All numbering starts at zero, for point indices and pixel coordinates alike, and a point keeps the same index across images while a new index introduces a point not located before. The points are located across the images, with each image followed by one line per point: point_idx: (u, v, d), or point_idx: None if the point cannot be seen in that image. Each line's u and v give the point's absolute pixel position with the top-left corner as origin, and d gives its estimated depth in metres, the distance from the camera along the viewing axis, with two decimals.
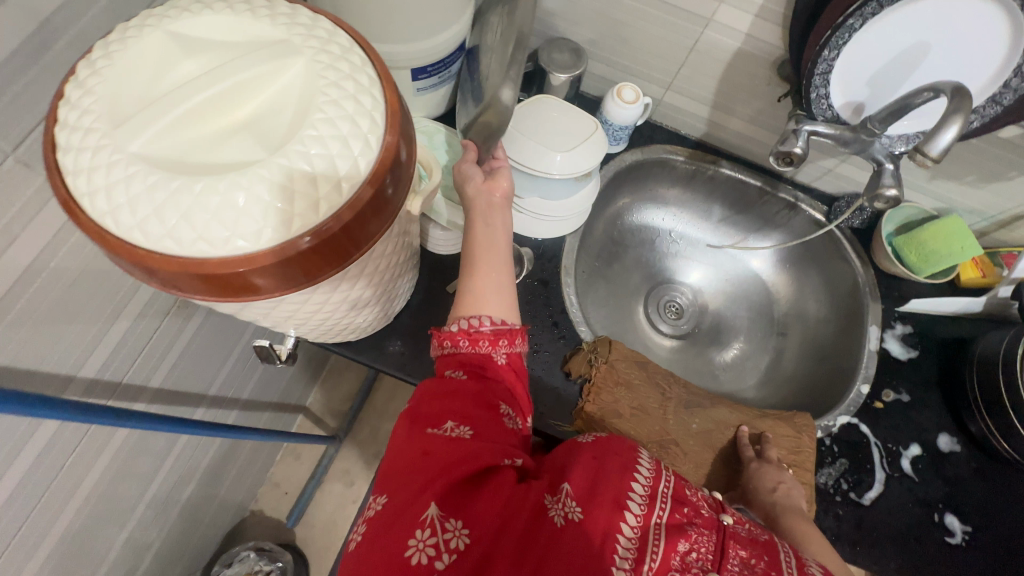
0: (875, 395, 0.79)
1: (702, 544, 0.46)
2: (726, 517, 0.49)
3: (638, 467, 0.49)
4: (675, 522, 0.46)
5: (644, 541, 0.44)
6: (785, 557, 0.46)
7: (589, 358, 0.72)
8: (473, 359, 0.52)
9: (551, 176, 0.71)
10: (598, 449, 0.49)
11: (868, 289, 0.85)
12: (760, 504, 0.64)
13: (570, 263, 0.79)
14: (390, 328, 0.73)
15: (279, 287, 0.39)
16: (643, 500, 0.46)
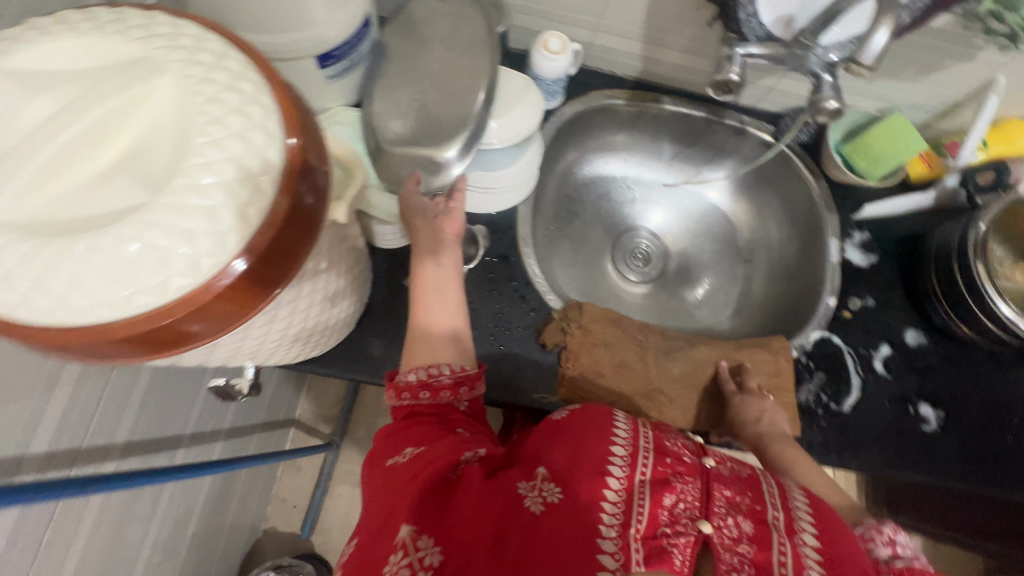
0: (844, 306, 0.80)
1: (687, 491, 0.46)
2: (708, 461, 0.50)
3: (617, 429, 0.49)
4: (660, 473, 0.46)
5: (630, 500, 0.44)
6: (766, 490, 0.47)
7: (563, 325, 0.71)
8: (429, 411, 0.54)
9: (490, 146, 0.68)
10: (575, 423, 0.50)
11: (824, 202, 0.85)
12: (748, 435, 0.66)
13: (527, 232, 0.77)
14: (353, 335, 0.71)
15: (216, 330, 0.36)
16: (625, 458, 0.47)
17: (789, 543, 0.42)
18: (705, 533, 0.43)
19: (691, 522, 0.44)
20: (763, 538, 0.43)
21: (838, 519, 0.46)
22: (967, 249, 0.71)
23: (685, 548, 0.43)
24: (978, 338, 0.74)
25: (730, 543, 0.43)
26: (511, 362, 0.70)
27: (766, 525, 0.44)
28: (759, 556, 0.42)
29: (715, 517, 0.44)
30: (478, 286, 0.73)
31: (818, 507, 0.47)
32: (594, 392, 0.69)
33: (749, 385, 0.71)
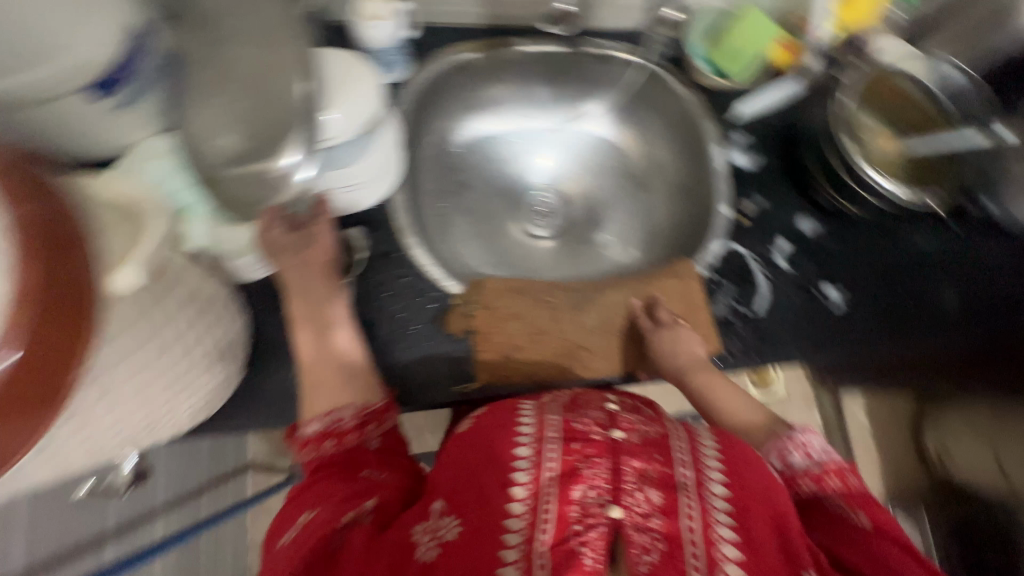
0: (738, 212, 0.81)
1: (597, 474, 0.48)
2: (617, 432, 0.51)
3: (521, 430, 0.52)
4: (567, 463, 0.49)
5: (538, 502, 0.47)
6: (676, 451, 0.50)
7: (466, 310, 0.68)
8: (336, 459, 0.54)
9: (339, 141, 0.61)
10: (483, 435, 0.53)
11: (698, 112, 0.84)
12: (669, 364, 0.69)
13: (406, 221, 0.72)
14: (245, 384, 0.64)
15: (21, 445, 0.31)
16: (530, 455, 0.50)
17: (696, 502, 0.47)
18: (616, 517, 0.46)
19: (602, 510, 0.47)
20: (671, 506, 0.47)
21: (742, 445, 0.53)
22: (831, 128, 0.74)
23: (596, 538, 0.46)
24: (863, 212, 0.76)
25: (642, 520, 0.46)
26: (423, 361, 0.67)
27: (673, 490, 0.48)
28: (667, 525, 0.46)
29: (625, 496, 0.47)
30: (367, 294, 0.68)
31: (728, 449, 0.52)
32: (515, 368, 0.67)
33: (663, 317, 0.71)
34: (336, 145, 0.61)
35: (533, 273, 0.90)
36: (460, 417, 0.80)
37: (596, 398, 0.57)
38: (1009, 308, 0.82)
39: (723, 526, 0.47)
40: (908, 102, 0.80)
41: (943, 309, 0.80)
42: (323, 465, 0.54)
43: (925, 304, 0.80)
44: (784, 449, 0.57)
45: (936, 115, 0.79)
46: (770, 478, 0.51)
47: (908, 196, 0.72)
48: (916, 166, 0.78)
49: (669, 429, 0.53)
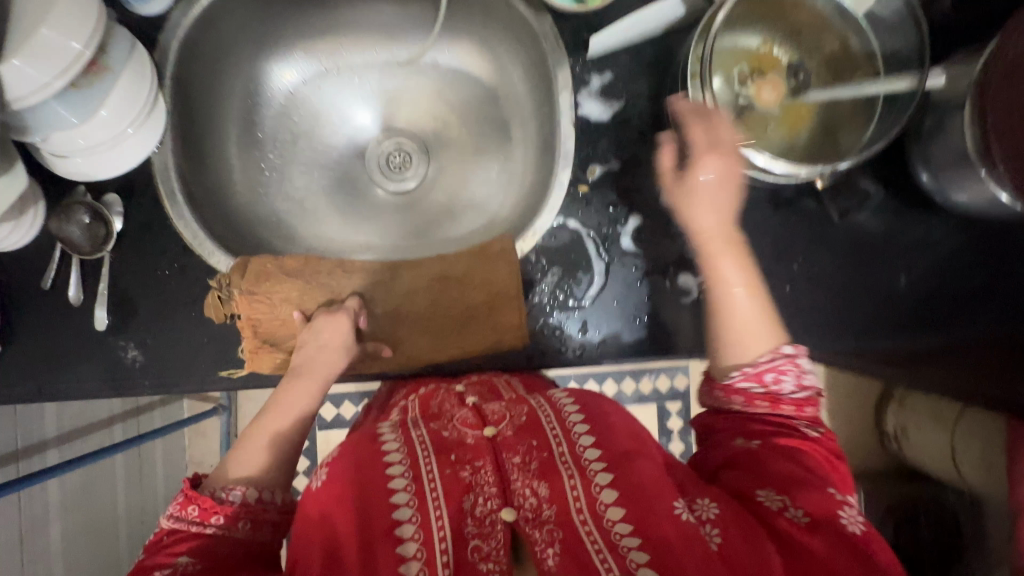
0: (582, 179, 0.66)
1: (483, 480, 0.49)
2: (489, 431, 0.54)
3: (393, 449, 0.51)
4: (450, 476, 0.49)
5: (430, 521, 0.46)
6: (548, 427, 0.53)
7: (223, 295, 0.62)
8: (245, 536, 0.48)
9: (57, 86, 0.53)
10: (353, 472, 0.49)
11: (549, 44, 0.66)
12: (700, 222, 0.54)
13: (171, 185, 0.64)
14: (3, 359, 0.62)
15: None
16: (411, 481, 0.49)
17: (577, 476, 0.49)
18: (509, 518, 0.47)
19: (495, 517, 0.48)
20: (559, 492, 0.48)
21: (595, 395, 0.58)
22: (688, 71, 0.56)
23: (496, 545, 0.46)
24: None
25: (534, 514, 0.48)
26: (184, 343, 0.63)
27: (555, 473, 0.49)
28: (559, 514, 0.47)
29: (514, 496, 0.49)
30: (127, 268, 0.63)
31: (584, 405, 0.56)
32: (281, 358, 0.62)
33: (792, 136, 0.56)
34: (56, 92, 0.53)
35: (379, 231, 0.81)
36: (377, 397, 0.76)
37: (449, 398, 0.59)
38: (957, 300, 0.66)
39: (606, 491, 0.48)
40: (824, 32, 0.58)
41: (889, 292, 0.67)
42: (226, 544, 0.47)
43: (870, 287, 0.67)
44: (782, 368, 0.53)
45: (858, 52, 0.57)
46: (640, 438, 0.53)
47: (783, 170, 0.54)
48: (822, 124, 0.58)
49: (533, 406, 0.57)
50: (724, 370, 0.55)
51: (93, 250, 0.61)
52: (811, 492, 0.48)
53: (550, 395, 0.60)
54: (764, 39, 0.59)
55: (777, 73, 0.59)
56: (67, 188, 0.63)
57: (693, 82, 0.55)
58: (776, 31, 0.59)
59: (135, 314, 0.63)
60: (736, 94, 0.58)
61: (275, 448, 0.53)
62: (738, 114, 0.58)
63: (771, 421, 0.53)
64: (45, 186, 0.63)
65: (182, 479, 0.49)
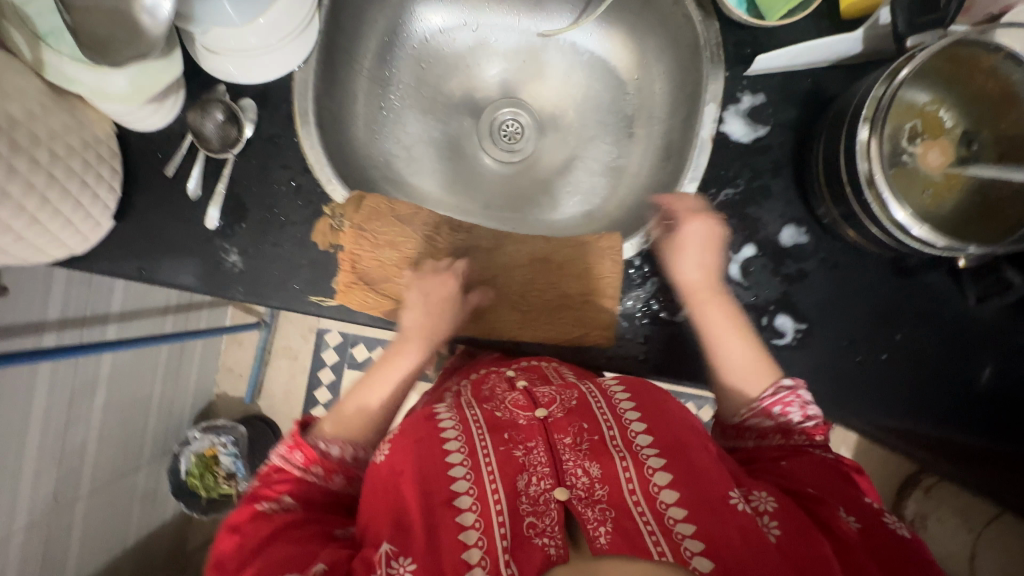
0: (704, 196, 0.64)
1: (536, 460, 0.50)
2: (542, 413, 0.55)
3: (448, 425, 0.53)
4: (505, 452, 0.50)
5: (487, 495, 0.47)
6: (596, 409, 0.55)
7: (333, 223, 0.63)
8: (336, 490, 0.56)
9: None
10: (413, 444, 0.51)
11: (709, 52, 0.64)
12: (686, 274, 0.61)
13: (304, 105, 0.64)
14: (115, 233, 0.64)
15: None
16: (467, 457, 0.50)
17: (629, 458, 0.50)
18: (563, 497, 0.48)
19: (548, 495, 0.48)
20: (611, 473, 0.49)
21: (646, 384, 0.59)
22: (863, 111, 0.53)
23: (550, 521, 0.46)
24: (863, 241, 0.59)
25: (586, 494, 0.48)
26: (282, 260, 0.64)
27: (606, 455, 0.50)
28: (611, 495, 0.48)
29: (567, 476, 0.50)
30: (246, 174, 0.64)
31: (634, 391, 0.58)
32: (371, 298, 0.63)
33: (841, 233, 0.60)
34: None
35: (474, 194, 0.81)
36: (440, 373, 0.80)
37: (500, 382, 0.60)
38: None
39: (657, 474, 0.48)
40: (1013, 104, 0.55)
41: (962, 386, 0.64)
42: (324, 492, 0.56)
43: (957, 377, 0.64)
44: (785, 400, 0.57)
45: None
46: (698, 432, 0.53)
47: (927, 237, 0.52)
48: (980, 201, 0.55)
49: (582, 390, 0.58)
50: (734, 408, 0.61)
51: (221, 149, 0.63)
52: (836, 493, 0.52)
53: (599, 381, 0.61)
54: (931, 98, 0.57)
55: (945, 138, 0.56)
56: (206, 81, 0.64)
57: (865, 125, 0.53)
58: (958, 92, 0.56)
59: (243, 221, 0.64)
60: (901, 148, 0.55)
61: (363, 419, 0.60)
62: (896, 167, 0.55)
63: (788, 446, 0.57)
64: (188, 75, 0.64)
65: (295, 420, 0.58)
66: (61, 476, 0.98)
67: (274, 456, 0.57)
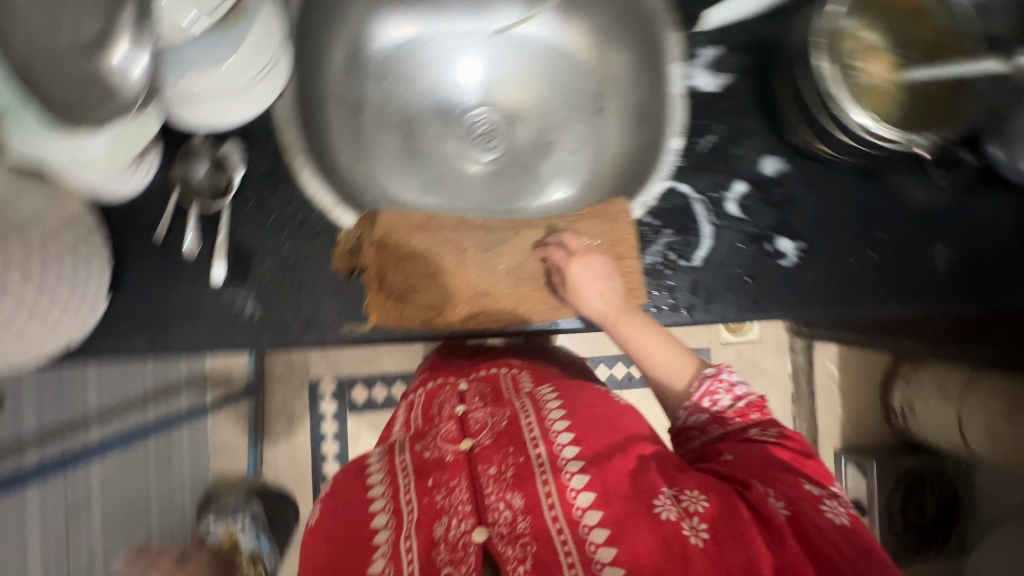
0: (691, 147, 0.69)
1: (456, 501, 0.53)
2: (466, 446, 0.58)
3: (377, 484, 0.57)
4: (426, 502, 0.53)
5: (404, 552, 0.50)
6: (524, 431, 0.57)
7: (353, 246, 0.62)
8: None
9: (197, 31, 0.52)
10: (344, 515, 0.55)
11: (663, 17, 0.69)
12: (593, 307, 0.62)
13: (293, 137, 0.63)
14: (112, 311, 0.59)
15: None
16: (391, 514, 0.54)
17: (552, 481, 0.52)
18: (481, 539, 0.50)
19: (468, 538, 0.50)
20: (534, 501, 0.51)
21: (583, 388, 0.63)
22: (814, 42, 0.60)
23: (467, 566, 0.48)
24: (834, 153, 0.66)
25: (509, 529, 0.50)
26: (305, 297, 0.61)
27: (529, 482, 0.52)
28: (533, 524, 0.50)
29: (487, 513, 0.52)
30: (247, 218, 0.61)
31: (568, 402, 0.60)
32: (408, 312, 0.62)
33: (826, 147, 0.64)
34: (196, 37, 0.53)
35: (463, 199, 0.82)
36: (420, 372, 0.82)
37: (443, 418, 0.64)
38: (1007, 271, 0.73)
39: (581, 495, 0.50)
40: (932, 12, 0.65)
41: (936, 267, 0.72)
42: None
43: (931, 259, 0.72)
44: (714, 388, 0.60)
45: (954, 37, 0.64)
46: (625, 433, 0.57)
47: (881, 136, 0.60)
48: (918, 100, 0.64)
49: (514, 410, 0.60)
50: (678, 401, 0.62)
51: (214, 199, 0.61)
52: (785, 484, 0.51)
53: (534, 394, 0.63)
54: (856, 23, 0.64)
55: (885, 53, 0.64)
56: (181, 135, 0.61)
57: (819, 56, 0.60)
58: (887, 14, 0.65)
59: (254, 266, 0.61)
60: (850, 66, 0.63)
61: None
62: (850, 82, 0.63)
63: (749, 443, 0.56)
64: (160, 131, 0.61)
65: None
66: None
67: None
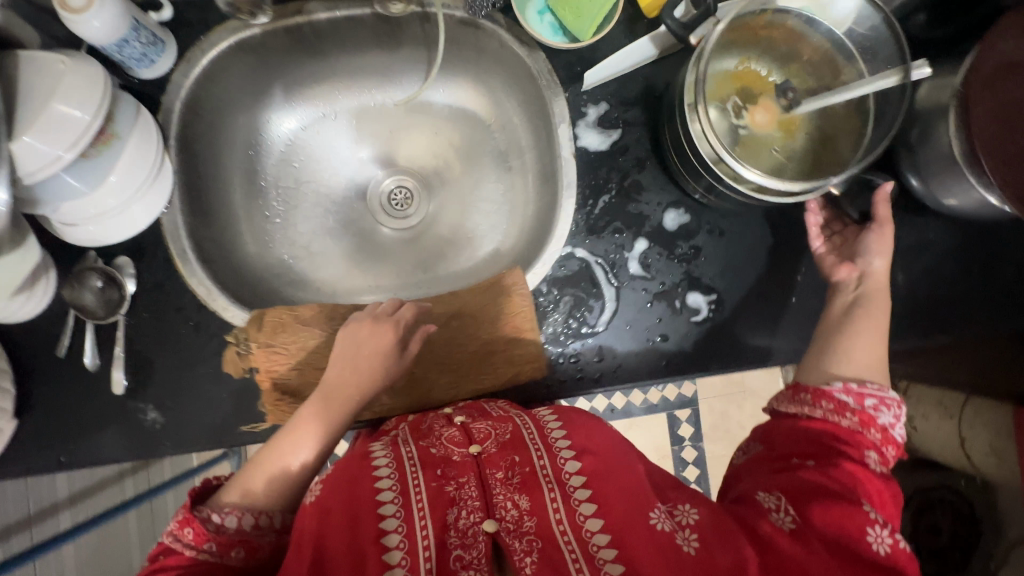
0: (585, 208, 0.67)
1: (466, 494, 0.49)
2: (475, 448, 0.53)
3: (382, 463, 0.51)
4: (436, 488, 0.49)
5: (416, 533, 0.46)
6: (531, 440, 0.54)
7: (241, 348, 0.63)
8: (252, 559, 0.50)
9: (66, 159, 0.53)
10: (342, 492, 0.48)
11: (544, 80, 0.68)
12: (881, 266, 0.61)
13: (182, 244, 0.65)
14: (22, 430, 0.62)
15: None
16: (399, 494, 0.48)
17: (558, 490, 0.49)
18: (491, 529, 0.47)
19: (477, 528, 0.47)
20: (540, 504, 0.48)
21: (583, 414, 0.58)
22: (687, 97, 0.58)
23: (477, 555, 0.46)
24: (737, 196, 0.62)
25: (515, 526, 0.48)
26: (202, 401, 0.63)
27: (536, 487, 0.49)
28: (539, 525, 0.47)
29: (496, 508, 0.49)
30: (142, 329, 0.63)
31: (567, 418, 0.57)
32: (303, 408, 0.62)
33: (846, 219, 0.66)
34: (67, 165, 0.54)
35: (382, 268, 0.80)
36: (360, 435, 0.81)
37: (438, 420, 0.59)
38: (951, 306, 0.68)
39: (584, 503, 0.48)
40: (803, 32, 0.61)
41: None
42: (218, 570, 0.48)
43: None
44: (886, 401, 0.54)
45: (841, 59, 0.62)
46: (621, 450, 0.54)
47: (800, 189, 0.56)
48: (819, 134, 0.61)
49: (517, 420, 0.57)
50: (819, 379, 0.57)
51: (108, 314, 0.62)
52: (835, 506, 0.47)
53: (534, 413, 0.59)
54: (739, 62, 0.62)
55: (764, 92, 0.62)
56: (76, 253, 0.64)
57: (692, 117, 0.57)
58: (754, 50, 0.62)
59: (152, 375, 0.63)
60: (734, 123, 0.60)
61: (275, 490, 0.52)
62: (738, 139, 0.60)
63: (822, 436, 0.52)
64: (55, 253, 0.63)
65: (192, 488, 0.52)
66: None
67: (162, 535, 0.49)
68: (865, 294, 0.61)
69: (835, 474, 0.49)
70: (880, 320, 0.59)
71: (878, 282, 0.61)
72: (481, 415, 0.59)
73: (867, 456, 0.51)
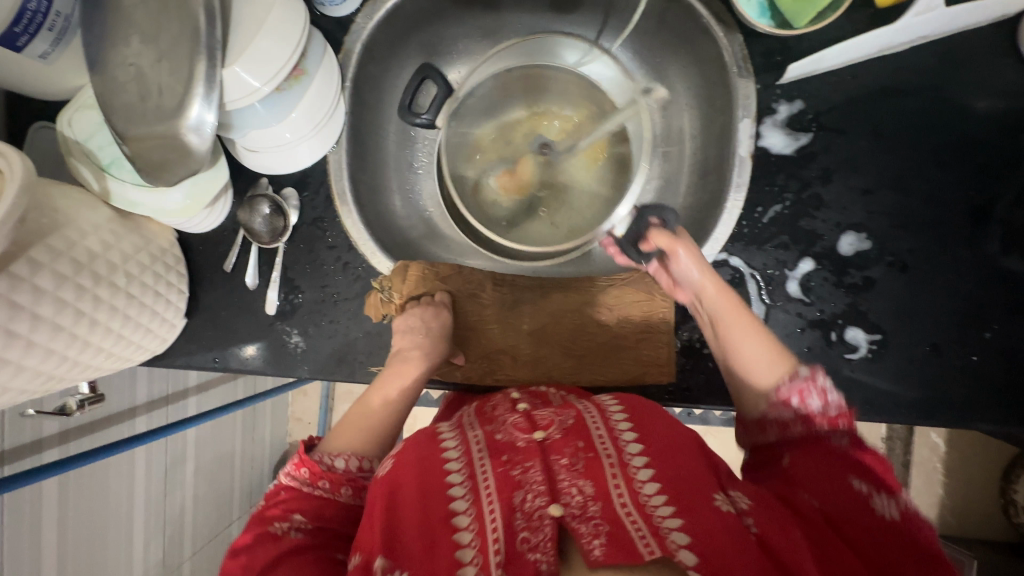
0: (751, 213, 0.62)
1: (532, 478, 0.45)
2: (539, 434, 0.48)
3: (449, 445, 0.49)
4: (501, 473, 0.45)
5: (484, 516, 0.43)
6: (593, 425, 0.49)
7: (383, 296, 0.66)
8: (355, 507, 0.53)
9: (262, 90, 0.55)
10: (412, 471, 0.47)
11: (736, 66, 0.62)
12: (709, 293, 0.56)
13: (343, 185, 0.68)
14: (186, 330, 0.69)
15: None
16: (466, 477, 0.46)
17: (620, 472, 0.45)
18: (558, 514, 0.42)
19: (543, 511, 0.43)
20: (604, 488, 0.44)
21: (652, 406, 0.53)
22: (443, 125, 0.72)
23: (544, 538, 0.41)
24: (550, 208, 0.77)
25: (580, 511, 0.43)
26: (340, 336, 0.67)
27: (600, 470, 0.45)
28: (605, 509, 0.43)
29: (562, 492, 0.44)
30: (297, 259, 0.67)
31: (633, 409, 0.52)
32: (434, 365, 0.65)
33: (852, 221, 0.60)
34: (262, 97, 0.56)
35: None
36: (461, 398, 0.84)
37: (504, 403, 0.54)
38: None
39: (648, 485, 0.44)
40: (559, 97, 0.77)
41: None
42: (335, 508, 0.51)
43: None
44: (803, 388, 0.50)
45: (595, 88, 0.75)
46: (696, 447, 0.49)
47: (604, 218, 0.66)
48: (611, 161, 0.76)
49: (581, 407, 0.52)
50: (754, 404, 0.53)
51: (272, 240, 0.67)
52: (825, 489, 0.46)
53: (597, 400, 0.54)
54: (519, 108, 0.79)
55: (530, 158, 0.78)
56: (250, 178, 0.68)
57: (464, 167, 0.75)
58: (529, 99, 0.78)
59: (300, 303, 0.67)
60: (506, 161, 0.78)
61: (376, 431, 0.57)
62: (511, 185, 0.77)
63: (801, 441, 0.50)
64: (233, 174, 0.68)
65: (300, 441, 0.56)
66: (166, 540, 1.07)
67: (281, 477, 0.54)
68: (706, 306, 0.57)
69: (857, 528, 0.44)
70: (741, 318, 0.55)
71: (706, 291, 0.56)
72: (544, 403, 0.54)
73: (872, 498, 0.45)
